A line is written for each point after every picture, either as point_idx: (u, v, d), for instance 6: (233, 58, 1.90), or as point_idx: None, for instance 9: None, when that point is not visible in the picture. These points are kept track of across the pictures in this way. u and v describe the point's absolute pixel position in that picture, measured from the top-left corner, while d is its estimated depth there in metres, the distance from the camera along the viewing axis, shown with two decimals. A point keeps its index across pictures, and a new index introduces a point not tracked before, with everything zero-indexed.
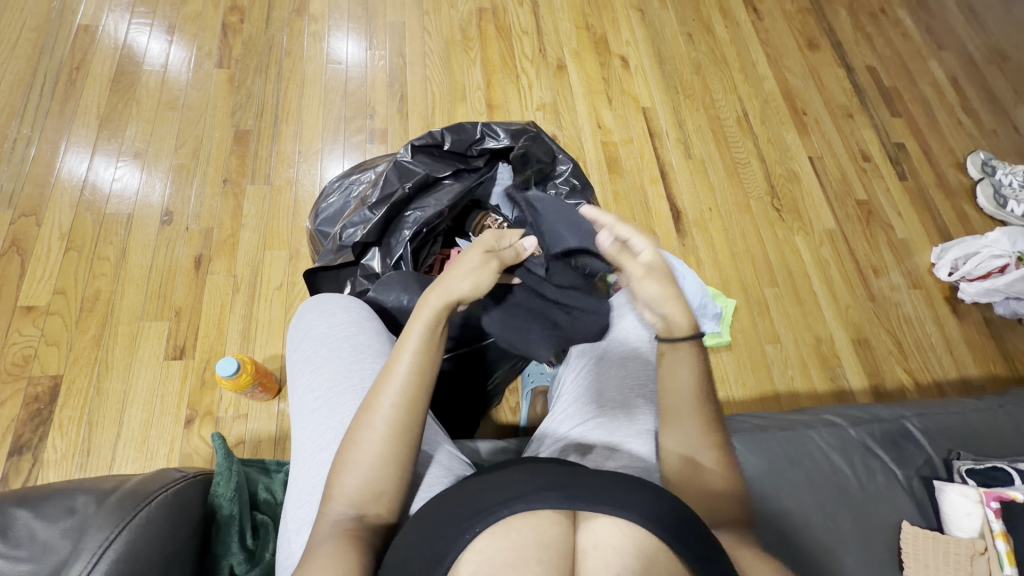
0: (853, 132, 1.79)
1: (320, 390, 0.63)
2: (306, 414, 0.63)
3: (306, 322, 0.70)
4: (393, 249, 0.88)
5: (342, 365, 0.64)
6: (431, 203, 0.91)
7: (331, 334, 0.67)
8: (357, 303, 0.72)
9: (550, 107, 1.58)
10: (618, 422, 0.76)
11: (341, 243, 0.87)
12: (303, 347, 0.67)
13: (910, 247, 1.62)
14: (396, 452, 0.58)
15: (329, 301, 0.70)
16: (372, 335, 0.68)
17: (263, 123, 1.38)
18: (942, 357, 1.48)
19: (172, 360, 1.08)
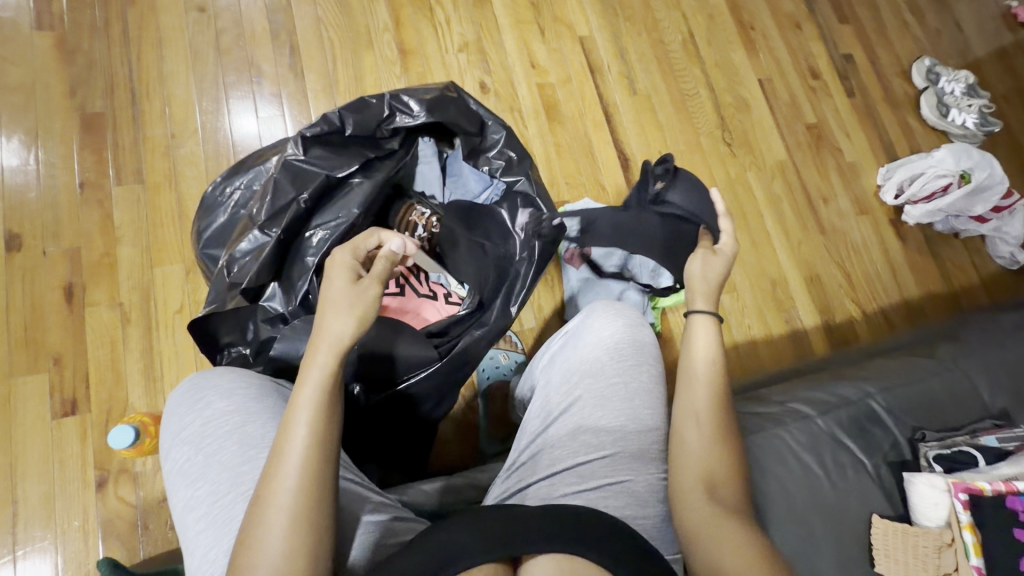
0: (801, 46, 1.67)
1: (202, 508, 0.51)
2: (192, 540, 0.51)
3: (177, 419, 0.57)
4: (297, 282, 0.72)
5: (226, 472, 0.52)
6: (339, 215, 0.76)
7: (209, 432, 0.54)
8: (241, 379, 0.59)
9: (474, 46, 1.35)
10: (589, 414, 0.69)
11: (232, 279, 0.70)
12: (175, 457, 0.54)
13: (857, 169, 1.59)
14: (300, 548, 0.47)
15: (201, 388, 0.57)
16: (264, 419, 0.55)
17: (117, 101, 1.10)
18: (885, 282, 1.50)
19: (64, 417, 0.92)
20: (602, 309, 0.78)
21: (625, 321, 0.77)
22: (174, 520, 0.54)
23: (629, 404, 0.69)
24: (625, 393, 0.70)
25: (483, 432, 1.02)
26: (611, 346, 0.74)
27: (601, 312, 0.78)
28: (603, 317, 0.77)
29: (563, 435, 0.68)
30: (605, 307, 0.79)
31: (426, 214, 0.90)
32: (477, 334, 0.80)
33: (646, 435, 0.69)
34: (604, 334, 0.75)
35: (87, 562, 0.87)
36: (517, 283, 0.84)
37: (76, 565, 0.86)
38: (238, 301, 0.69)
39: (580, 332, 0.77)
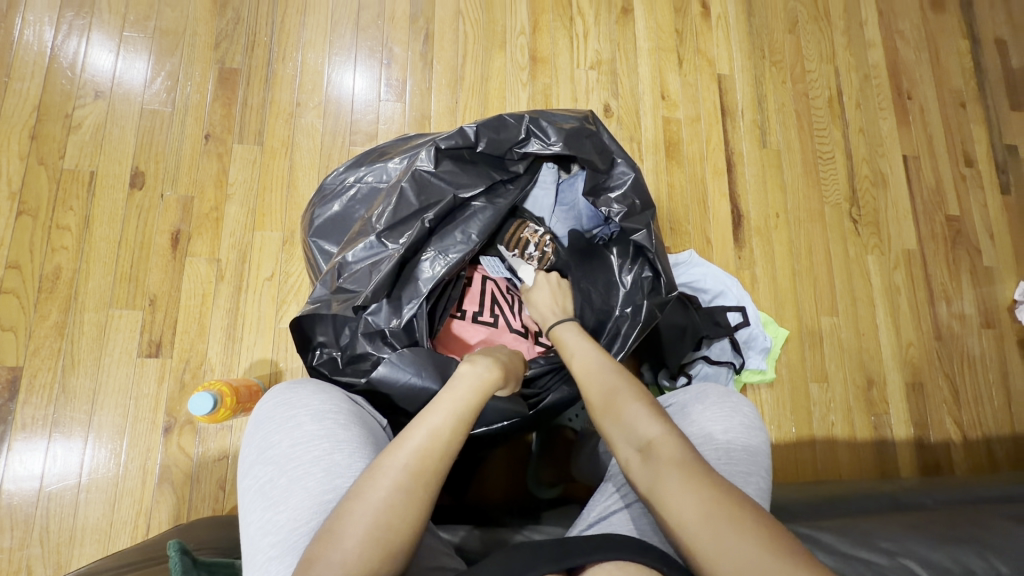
0: (960, 127, 1.49)
1: (279, 533, 0.47)
2: (258, 568, 0.47)
3: (261, 434, 0.54)
4: (405, 302, 0.70)
5: (309, 501, 0.48)
6: (457, 239, 0.73)
7: (295, 455, 0.51)
8: (331, 402, 0.56)
9: (607, 65, 1.28)
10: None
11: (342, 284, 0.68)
12: (256, 474, 0.51)
13: (993, 277, 1.41)
14: (376, 556, 0.44)
15: (292, 404, 0.54)
16: (352, 449, 0.52)
17: (254, 60, 1.11)
18: (997, 407, 1.33)
19: (147, 358, 0.95)
20: (714, 399, 0.73)
21: (740, 421, 0.70)
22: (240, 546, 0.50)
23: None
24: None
25: (532, 471, 0.97)
26: (720, 444, 0.67)
27: (713, 402, 0.72)
28: (715, 410, 0.71)
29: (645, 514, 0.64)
30: (719, 398, 0.73)
31: (540, 232, 0.86)
32: (566, 391, 0.78)
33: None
34: (715, 429, 0.69)
35: (140, 501, 0.90)
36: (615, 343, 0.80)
37: (131, 500, 0.90)
38: (342, 307, 0.66)
39: (683, 417, 0.72)
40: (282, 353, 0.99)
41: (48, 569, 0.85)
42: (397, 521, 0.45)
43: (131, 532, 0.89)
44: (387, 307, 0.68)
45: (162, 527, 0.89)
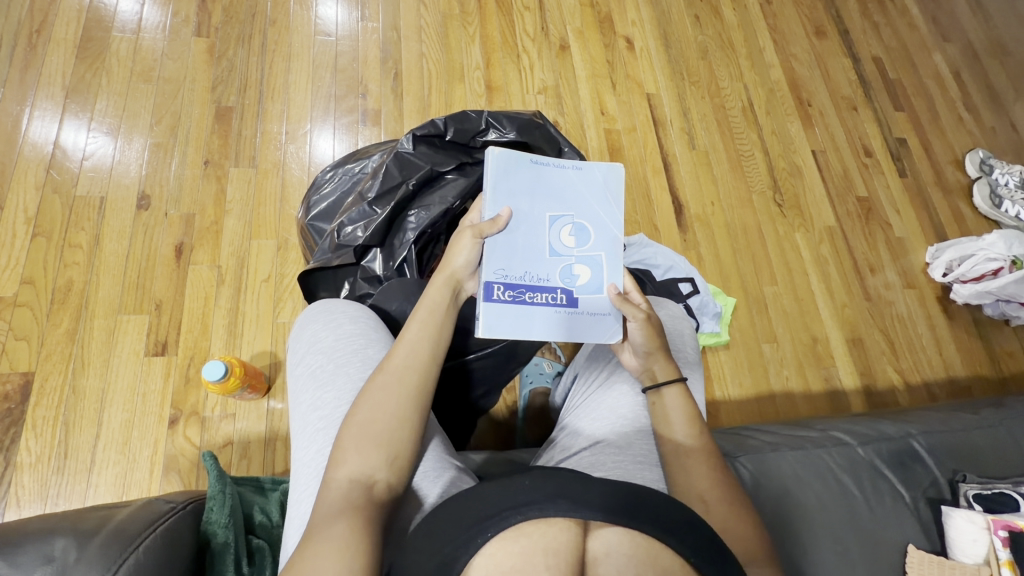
0: (855, 125, 1.76)
1: (326, 409, 0.60)
2: (310, 434, 0.60)
3: (311, 332, 0.67)
4: (396, 251, 0.84)
5: (352, 382, 0.62)
6: (436, 202, 0.86)
7: (339, 347, 0.65)
8: (366, 312, 0.70)
9: (552, 90, 1.51)
10: (617, 406, 0.77)
11: (340, 242, 0.82)
12: (308, 361, 0.64)
13: (906, 245, 1.62)
14: (389, 437, 0.57)
15: (335, 310, 0.68)
16: (384, 346, 0.66)
17: (247, 99, 1.28)
18: (930, 355, 1.49)
19: (154, 356, 1.03)
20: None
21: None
22: (293, 415, 0.63)
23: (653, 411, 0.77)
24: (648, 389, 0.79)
25: (520, 432, 1.08)
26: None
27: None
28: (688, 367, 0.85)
29: (603, 451, 0.71)
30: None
31: None
32: None
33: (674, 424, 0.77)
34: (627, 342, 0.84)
35: (147, 491, 0.94)
36: None
37: (139, 491, 0.94)
38: (342, 260, 0.81)
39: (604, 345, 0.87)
40: (281, 344, 1.08)
41: None
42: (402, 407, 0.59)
43: None
44: (382, 255, 0.83)
45: None
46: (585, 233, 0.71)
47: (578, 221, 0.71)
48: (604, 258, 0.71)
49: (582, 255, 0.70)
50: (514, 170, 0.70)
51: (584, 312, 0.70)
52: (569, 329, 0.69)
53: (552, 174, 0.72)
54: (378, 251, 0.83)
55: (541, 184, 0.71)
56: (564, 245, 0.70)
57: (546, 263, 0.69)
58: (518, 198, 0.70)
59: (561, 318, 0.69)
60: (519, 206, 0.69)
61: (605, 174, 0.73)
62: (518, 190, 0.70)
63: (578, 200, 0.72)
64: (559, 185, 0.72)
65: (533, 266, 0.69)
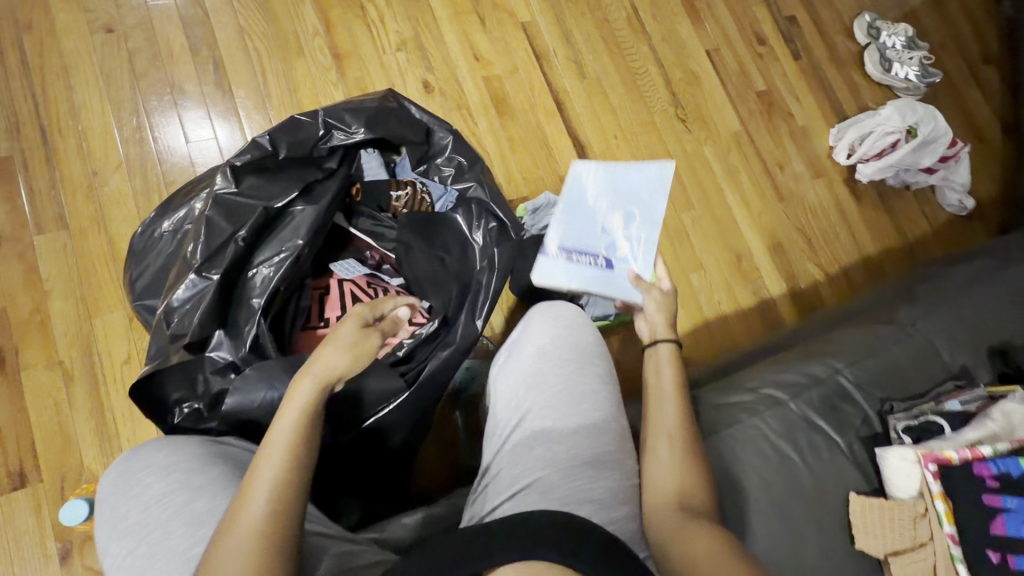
0: (745, 12, 1.65)
1: None
2: None
3: (114, 509, 0.57)
4: (244, 327, 0.69)
5: (175, 560, 0.52)
6: (283, 249, 0.72)
7: (151, 517, 0.55)
8: (179, 454, 0.59)
9: (412, 43, 1.29)
10: (540, 428, 0.69)
11: (173, 332, 0.67)
12: (115, 551, 0.54)
13: (810, 132, 1.60)
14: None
15: (137, 472, 0.57)
16: (213, 491, 0.56)
17: (26, 141, 1.00)
18: (844, 240, 1.52)
19: (12, 492, 0.86)
20: (536, 317, 0.80)
21: (562, 326, 0.78)
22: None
23: (577, 427, 0.69)
24: (573, 401, 0.71)
25: (465, 446, 1.02)
26: (552, 356, 0.75)
27: (537, 321, 0.79)
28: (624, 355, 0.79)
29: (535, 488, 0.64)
30: (542, 313, 0.80)
31: (403, 195, 0.91)
32: (445, 353, 0.77)
33: (601, 439, 0.70)
34: (542, 344, 0.76)
35: None
36: (482, 296, 0.80)
37: None
38: (181, 354, 0.66)
39: (520, 343, 0.77)
40: None
41: None
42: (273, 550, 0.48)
43: None
44: (228, 337, 0.69)
45: None
46: (631, 224, 0.90)
47: (619, 212, 0.91)
48: (647, 238, 0.88)
49: (615, 237, 0.89)
50: (586, 170, 0.96)
51: (620, 273, 0.87)
52: (608, 283, 0.87)
53: (622, 172, 0.93)
54: (223, 332, 0.69)
55: (608, 180, 0.94)
56: (615, 225, 0.90)
57: (598, 236, 0.90)
58: (581, 188, 0.95)
59: (559, 262, 0.91)
60: (577, 191, 0.95)
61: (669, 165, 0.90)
62: (584, 181, 0.95)
63: (630, 191, 0.92)
64: (630, 181, 0.93)
65: (586, 237, 0.92)
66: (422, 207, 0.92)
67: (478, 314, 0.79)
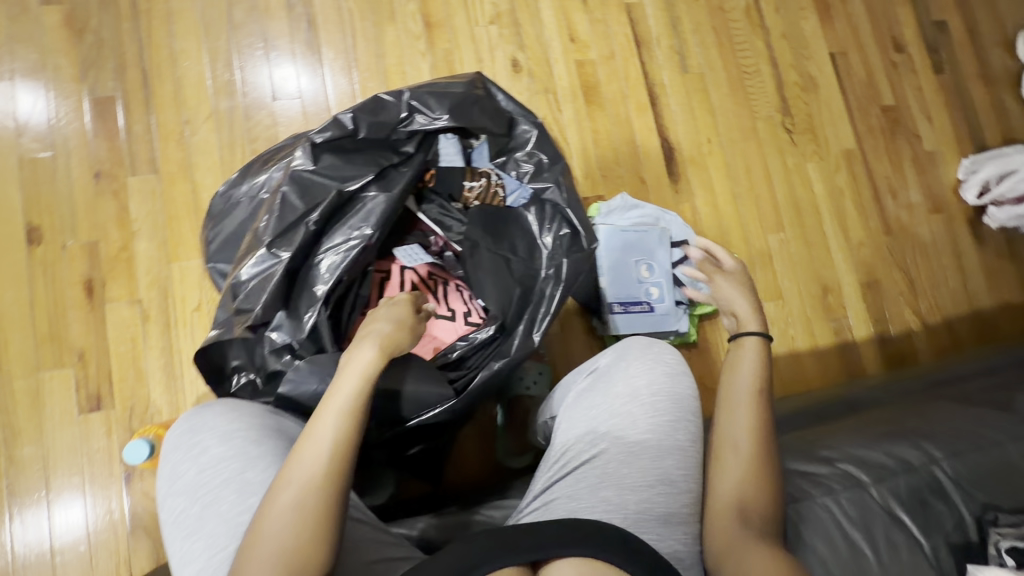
0: (885, 12, 1.44)
1: (199, 562, 0.53)
2: None
3: (175, 464, 0.60)
4: (304, 312, 0.69)
5: (224, 524, 0.54)
6: (352, 234, 0.72)
7: (205, 481, 0.57)
8: (238, 422, 0.61)
9: (507, 17, 1.22)
10: (615, 470, 0.62)
11: (238, 305, 0.68)
12: (171, 507, 0.57)
13: (937, 160, 1.40)
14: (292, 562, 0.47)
15: (198, 432, 0.60)
16: (264, 464, 0.57)
17: (129, 83, 1.04)
18: (953, 288, 1.34)
19: (90, 412, 0.93)
20: (637, 351, 0.71)
21: (664, 370, 0.69)
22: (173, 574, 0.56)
23: (655, 480, 0.62)
24: (657, 453, 0.64)
25: (500, 442, 1.01)
26: (646, 401, 0.66)
27: (637, 356, 0.70)
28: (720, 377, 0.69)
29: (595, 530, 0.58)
30: (642, 350, 0.71)
31: (475, 187, 0.85)
32: (496, 367, 0.74)
33: (677, 498, 0.63)
34: (640, 384, 0.67)
35: (116, 552, 0.90)
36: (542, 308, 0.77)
37: (107, 554, 0.90)
38: (243, 329, 0.68)
39: (612, 376, 0.69)
40: None
41: None
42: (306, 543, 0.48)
43: None
44: (289, 320, 0.69)
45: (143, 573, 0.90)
46: (656, 278, 1.13)
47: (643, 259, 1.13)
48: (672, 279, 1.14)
49: (651, 297, 1.12)
50: (612, 239, 1.13)
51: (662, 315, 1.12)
52: (657, 323, 1.12)
53: (636, 235, 1.14)
54: (284, 314, 0.70)
55: (630, 244, 1.13)
56: (644, 275, 1.13)
57: (636, 288, 1.12)
58: (617, 252, 1.13)
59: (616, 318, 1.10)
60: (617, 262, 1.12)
61: (669, 217, 1.17)
62: (616, 250, 1.12)
63: (646, 247, 1.14)
64: (642, 240, 1.14)
65: (629, 289, 1.12)
66: (494, 201, 0.85)
67: (534, 330, 0.76)
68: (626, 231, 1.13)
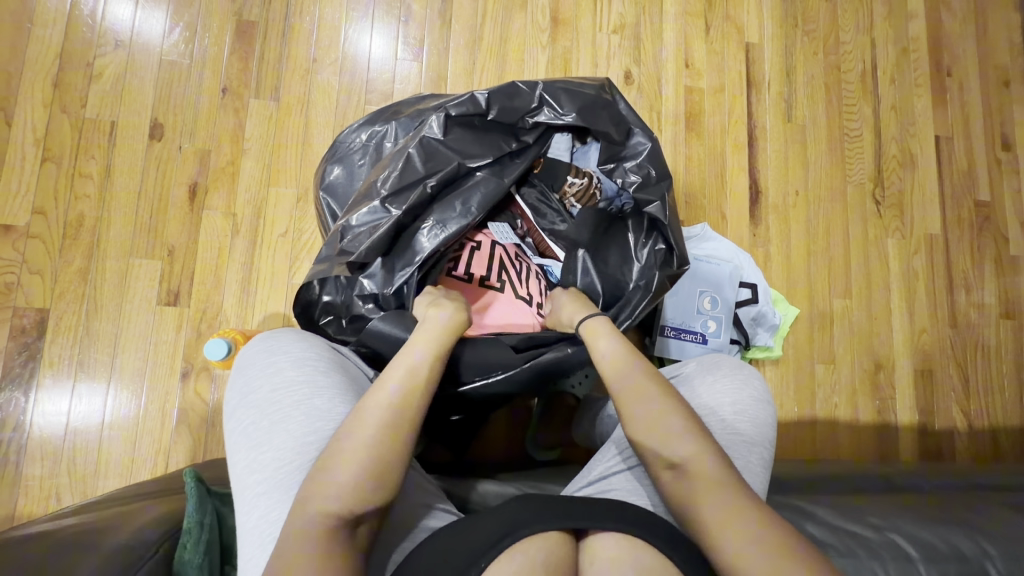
0: (1001, 108, 1.42)
1: (265, 472, 0.54)
2: (248, 500, 0.54)
3: (246, 379, 0.60)
4: (397, 269, 0.76)
5: (291, 441, 0.55)
6: (456, 211, 0.77)
7: (275, 398, 0.58)
8: (311, 351, 0.62)
9: (631, 30, 1.24)
10: None
11: (342, 247, 0.74)
12: (238, 418, 0.58)
13: (1019, 267, 1.37)
14: (372, 472, 0.50)
15: (274, 351, 0.61)
16: (332, 395, 0.59)
17: (272, 14, 1.10)
18: (1007, 398, 1.31)
19: (166, 306, 0.99)
20: (727, 369, 0.69)
21: (750, 395, 0.67)
22: (230, 484, 0.57)
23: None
24: None
25: (531, 436, 1.00)
26: (727, 418, 0.65)
27: (726, 374, 0.69)
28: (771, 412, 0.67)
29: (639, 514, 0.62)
30: (731, 369, 0.69)
31: (574, 184, 0.87)
32: (568, 351, 0.75)
33: None
34: (723, 400, 0.66)
35: (160, 441, 0.95)
36: (624, 314, 0.80)
37: (151, 440, 0.95)
38: (343, 270, 0.73)
39: (693, 386, 0.69)
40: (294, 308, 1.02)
41: (75, 497, 0.92)
42: (379, 459, 0.50)
43: (151, 468, 0.94)
44: (381, 272, 0.76)
45: (179, 466, 0.95)
46: (718, 312, 1.13)
47: (708, 290, 1.13)
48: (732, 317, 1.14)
49: (707, 329, 1.12)
50: None
51: (714, 348, 1.12)
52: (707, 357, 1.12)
53: (706, 265, 1.15)
54: (380, 263, 0.76)
55: (698, 272, 1.14)
56: (705, 307, 1.13)
57: (695, 317, 1.12)
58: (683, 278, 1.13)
59: (668, 340, 1.11)
60: (682, 286, 1.13)
61: (741, 254, 1.18)
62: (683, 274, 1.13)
63: (713, 280, 1.14)
64: (709, 271, 1.15)
65: (687, 317, 1.12)
66: (591, 201, 0.88)
67: (615, 323, 0.79)
68: (697, 259, 1.15)
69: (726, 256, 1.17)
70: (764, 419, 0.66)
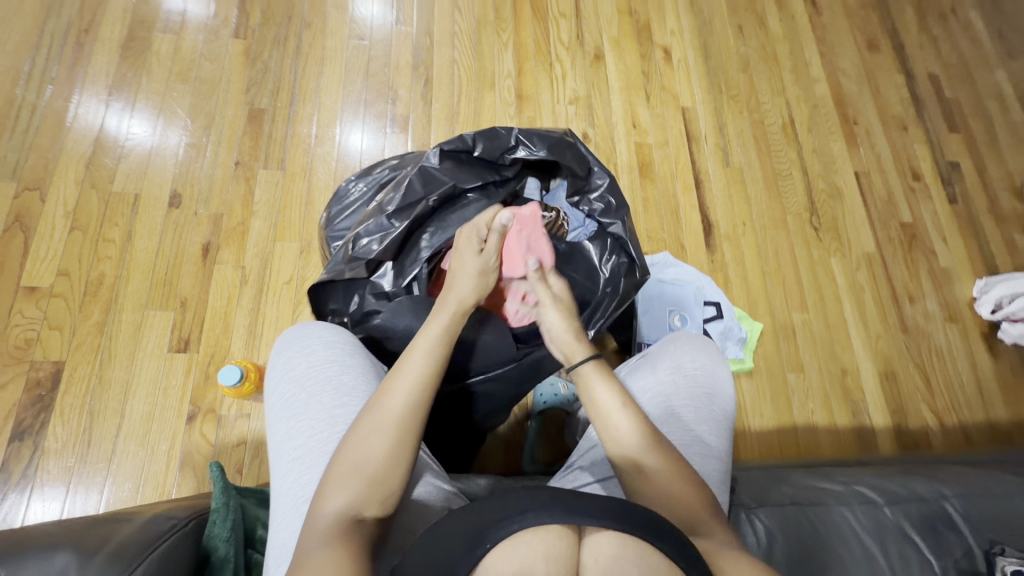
0: (904, 146, 1.67)
1: (300, 439, 0.62)
2: (285, 464, 0.62)
3: (285, 359, 0.69)
4: (407, 267, 0.89)
5: (324, 412, 0.64)
6: (452, 222, 0.90)
7: (311, 374, 0.67)
8: (341, 336, 0.71)
9: (584, 101, 1.48)
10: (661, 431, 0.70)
11: (354, 254, 0.86)
12: (280, 391, 0.66)
13: (951, 276, 1.52)
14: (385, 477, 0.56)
15: (307, 335, 0.69)
16: (358, 374, 0.68)
17: (279, 102, 1.30)
18: (970, 395, 1.40)
19: (176, 352, 1.05)
20: (684, 339, 0.79)
21: (705, 355, 0.77)
22: (271, 447, 0.65)
23: (691, 436, 0.69)
24: (698, 417, 0.71)
25: (529, 452, 1.06)
26: (689, 373, 0.74)
27: (685, 341, 0.78)
28: (727, 370, 0.77)
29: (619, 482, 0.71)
30: (688, 339, 0.79)
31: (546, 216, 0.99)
32: None
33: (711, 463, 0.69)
34: (684, 361, 0.75)
35: (164, 484, 0.97)
36: (600, 312, 0.90)
37: (155, 484, 0.97)
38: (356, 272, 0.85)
39: (658, 355, 0.78)
40: None
41: None
42: (392, 468, 0.56)
43: None
44: (393, 271, 0.88)
45: None
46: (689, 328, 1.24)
47: (676, 309, 1.26)
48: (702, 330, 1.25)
49: None
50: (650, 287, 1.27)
51: None
52: None
53: (671, 287, 1.28)
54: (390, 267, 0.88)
55: (664, 294, 1.27)
56: (675, 324, 1.24)
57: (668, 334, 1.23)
58: (652, 301, 1.25)
59: None
60: (653, 305, 1.25)
61: (703, 278, 1.30)
62: (651, 296, 1.26)
63: (679, 299, 1.26)
64: (675, 292, 1.28)
65: (661, 334, 1.23)
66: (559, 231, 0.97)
67: (591, 325, 0.89)
68: (662, 282, 1.28)
69: (689, 279, 1.30)
70: (720, 374, 0.76)
